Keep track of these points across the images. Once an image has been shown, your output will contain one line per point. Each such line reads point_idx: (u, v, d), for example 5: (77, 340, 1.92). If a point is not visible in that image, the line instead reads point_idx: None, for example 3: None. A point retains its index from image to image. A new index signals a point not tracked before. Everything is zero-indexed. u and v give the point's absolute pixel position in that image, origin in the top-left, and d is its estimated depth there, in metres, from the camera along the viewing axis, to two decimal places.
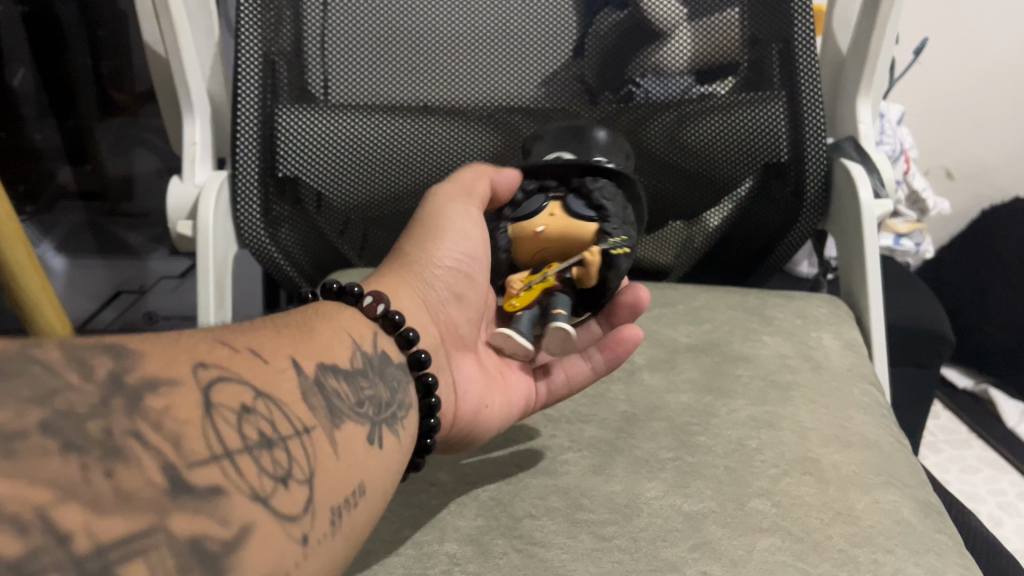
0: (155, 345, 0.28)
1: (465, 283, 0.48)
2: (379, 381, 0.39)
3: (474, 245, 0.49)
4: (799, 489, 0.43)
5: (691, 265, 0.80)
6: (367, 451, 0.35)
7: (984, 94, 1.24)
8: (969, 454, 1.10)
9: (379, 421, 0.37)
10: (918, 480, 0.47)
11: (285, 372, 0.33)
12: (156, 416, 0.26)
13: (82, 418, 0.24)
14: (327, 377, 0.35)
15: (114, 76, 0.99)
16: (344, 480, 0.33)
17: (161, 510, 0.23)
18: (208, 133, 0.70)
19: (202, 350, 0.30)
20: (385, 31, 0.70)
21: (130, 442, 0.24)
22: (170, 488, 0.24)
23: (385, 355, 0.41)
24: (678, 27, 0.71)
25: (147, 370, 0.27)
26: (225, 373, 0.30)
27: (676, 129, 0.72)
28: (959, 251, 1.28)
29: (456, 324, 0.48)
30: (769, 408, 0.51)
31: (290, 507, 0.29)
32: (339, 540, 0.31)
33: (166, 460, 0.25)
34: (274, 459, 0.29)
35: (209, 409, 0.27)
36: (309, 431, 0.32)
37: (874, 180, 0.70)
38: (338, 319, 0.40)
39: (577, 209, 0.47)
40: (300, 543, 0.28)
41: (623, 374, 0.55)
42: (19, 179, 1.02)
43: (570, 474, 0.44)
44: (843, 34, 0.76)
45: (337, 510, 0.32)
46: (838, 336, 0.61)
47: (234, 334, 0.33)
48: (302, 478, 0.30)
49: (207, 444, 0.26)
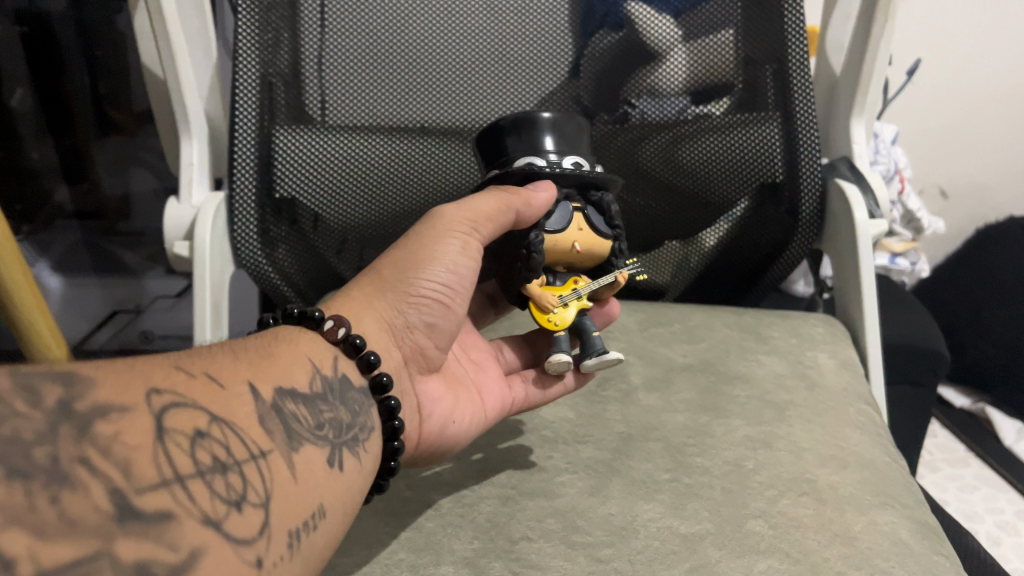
0: (110, 369, 0.29)
1: (441, 311, 0.47)
2: (339, 405, 0.40)
3: (459, 275, 0.47)
4: (796, 510, 0.43)
5: (684, 286, 0.80)
6: (325, 473, 0.36)
7: (977, 113, 1.25)
8: (967, 472, 1.10)
9: (338, 443, 0.38)
10: (914, 499, 0.47)
11: (242, 396, 0.33)
12: (106, 442, 0.26)
13: (28, 445, 0.24)
14: (286, 402, 0.36)
15: (112, 98, 1.00)
16: (301, 502, 0.34)
17: (107, 536, 0.24)
18: (205, 154, 0.70)
19: (158, 374, 0.30)
20: (382, 53, 0.70)
21: (77, 469, 0.24)
22: (117, 513, 0.25)
23: (346, 379, 0.42)
24: (674, 48, 0.72)
25: (99, 396, 0.27)
26: (180, 399, 0.30)
27: (671, 149, 0.73)
28: (955, 269, 1.28)
29: (424, 347, 0.48)
30: (765, 427, 0.51)
31: (243, 530, 0.29)
32: (294, 562, 0.32)
33: (114, 486, 0.25)
34: (228, 482, 0.29)
35: (161, 436, 0.28)
36: (265, 455, 0.32)
37: (869, 199, 0.70)
38: (299, 344, 0.40)
39: (603, 227, 0.48)
40: (254, 565, 0.29)
41: (619, 395, 0.55)
42: (17, 199, 1.02)
43: (567, 496, 0.44)
44: (836, 57, 0.77)
45: (293, 532, 0.32)
46: (834, 355, 0.61)
47: (190, 359, 0.33)
48: (257, 501, 0.31)
49: (157, 469, 0.27)
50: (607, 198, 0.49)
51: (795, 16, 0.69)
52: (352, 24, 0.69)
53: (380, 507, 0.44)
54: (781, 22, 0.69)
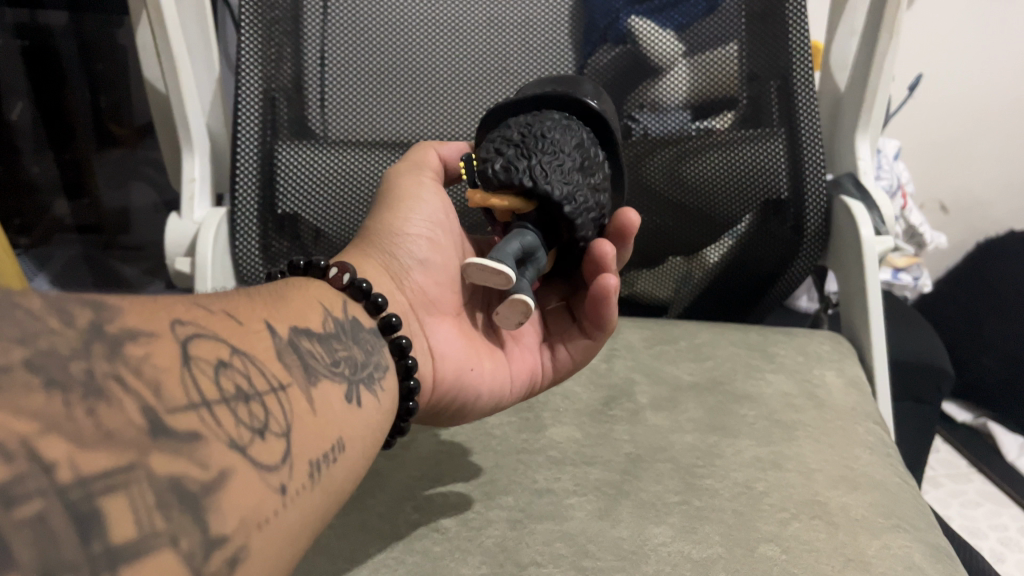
0: (136, 301, 0.29)
1: (430, 250, 0.49)
2: (353, 344, 0.41)
3: (437, 214, 0.49)
4: (809, 533, 0.43)
5: (688, 301, 0.79)
6: (342, 408, 0.36)
7: (977, 130, 1.25)
8: (970, 489, 1.09)
9: (356, 380, 0.39)
10: (927, 522, 0.46)
11: (260, 332, 0.34)
12: (137, 362, 0.26)
13: (64, 358, 0.24)
14: (301, 339, 0.36)
15: (113, 110, 1.00)
16: (323, 434, 0.34)
17: (142, 448, 0.24)
18: (207, 170, 0.69)
19: (179, 309, 0.31)
20: (385, 67, 0.70)
21: (112, 385, 0.25)
22: (149, 429, 0.25)
23: (356, 321, 0.42)
24: (676, 63, 0.72)
25: (127, 322, 0.27)
26: (201, 330, 0.30)
27: (675, 165, 0.73)
28: (955, 283, 1.28)
29: (425, 289, 0.48)
30: (774, 448, 0.51)
31: (267, 456, 0.29)
32: (317, 491, 0.32)
33: (146, 404, 0.25)
34: (251, 411, 0.30)
35: (187, 362, 0.28)
36: (285, 388, 0.33)
37: (874, 216, 0.69)
38: (309, 290, 0.41)
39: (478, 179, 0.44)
40: (279, 491, 0.29)
41: (627, 414, 0.54)
42: (15, 213, 1.00)
43: (576, 519, 0.44)
44: (841, 74, 0.77)
45: (315, 463, 0.33)
46: (841, 373, 0.61)
47: (208, 298, 0.34)
48: (280, 431, 0.31)
49: (185, 393, 0.27)
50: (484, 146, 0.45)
51: (799, 28, 0.69)
52: (354, 37, 0.69)
53: (387, 529, 0.43)
54: (785, 37, 0.69)
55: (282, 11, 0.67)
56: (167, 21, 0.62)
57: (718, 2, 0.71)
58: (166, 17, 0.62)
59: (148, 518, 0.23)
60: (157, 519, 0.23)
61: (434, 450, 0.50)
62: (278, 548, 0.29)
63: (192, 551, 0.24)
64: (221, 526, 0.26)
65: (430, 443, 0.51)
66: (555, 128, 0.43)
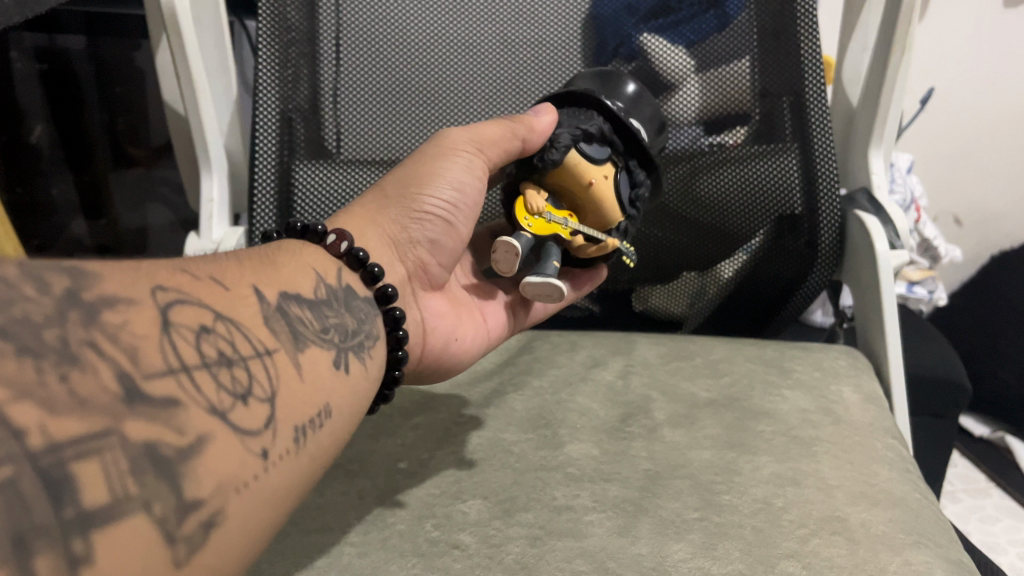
0: (117, 267, 0.29)
1: (443, 230, 0.52)
2: (344, 312, 0.42)
3: (463, 193, 0.51)
4: (829, 550, 0.43)
5: (705, 317, 0.79)
6: (332, 373, 0.38)
7: (988, 141, 1.25)
8: (988, 504, 1.08)
9: (345, 347, 0.40)
10: (948, 538, 0.46)
11: (247, 298, 0.35)
12: (114, 329, 0.27)
13: (38, 326, 0.24)
14: (290, 305, 0.37)
15: (131, 132, 1.02)
16: (309, 400, 0.35)
17: (115, 415, 0.25)
18: (225, 188, 0.70)
19: (162, 275, 0.31)
20: (399, 86, 0.70)
21: (86, 351, 0.25)
22: (124, 395, 0.26)
23: (350, 289, 0.44)
24: (687, 78, 0.72)
25: (106, 288, 0.28)
26: (184, 296, 0.31)
27: (689, 181, 0.73)
28: (971, 296, 1.28)
29: (426, 263, 0.53)
30: (792, 464, 0.51)
31: (249, 421, 0.30)
32: (301, 456, 0.33)
33: (122, 369, 0.26)
34: (234, 376, 0.31)
35: (167, 328, 0.29)
36: (271, 353, 0.34)
37: (890, 231, 0.69)
38: (303, 255, 0.43)
39: (623, 195, 0.49)
40: (260, 456, 0.30)
41: (644, 431, 0.54)
42: (32, 234, 1.00)
43: (596, 536, 0.44)
44: (852, 88, 0.77)
45: (300, 429, 0.34)
46: (858, 389, 0.60)
47: (195, 265, 0.34)
48: (264, 396, 0.32)
49: (164, 358, 0.28)
50: (636, 173, 0.50)
51: (812, 45, 0.69)
52: (368, 57, 0.70)
53: (407, 547, 0.43)
54: (797, 53, 0.70)
55: (298, 33, 0.68)
56: (187, 46, 0.63)
57: (729, 19, 0.71)
58: (186, 42, 0.63)
59: (120, 484, 0.24)
60: (130, 484, 0.24)
61: (450, 468, 0.50)
62: (259, 508, 0.30)
63: (164, 516, 0.25)
64: (197, 491, 0.27)
65: (449, 460, 0.51)
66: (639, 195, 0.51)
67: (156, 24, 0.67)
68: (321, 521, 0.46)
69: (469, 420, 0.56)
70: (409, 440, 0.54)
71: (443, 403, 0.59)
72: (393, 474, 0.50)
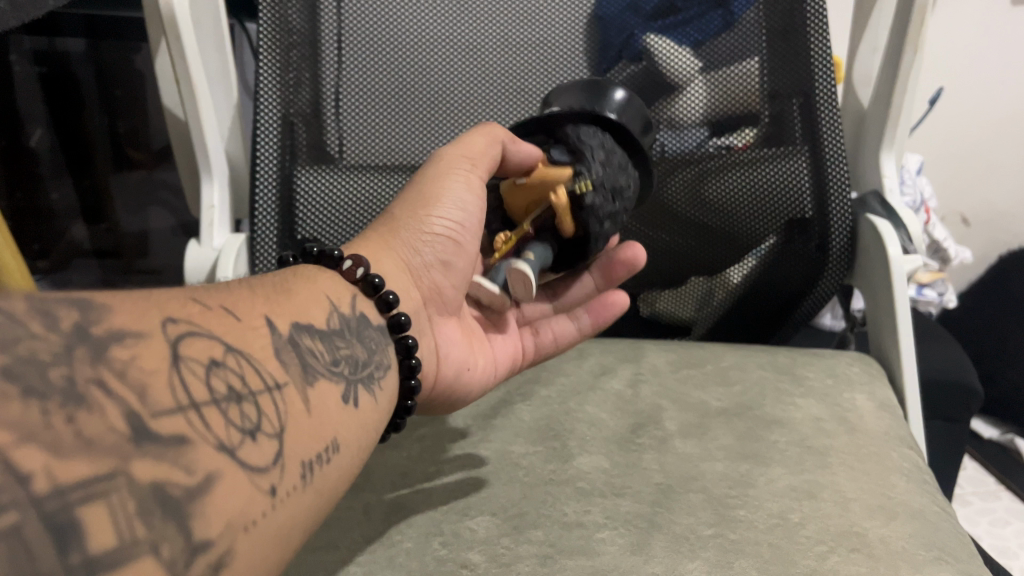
0: (125, 299, 0.28)
1: (454, 251, 0.51)
2: (356, 343, 0.41)
3: (467, 212, 0.51)
4: (849, 567, 0.42)
5: (710, 324, 0.77)
6: (340, 408, 0.36)
7: (995, 140, 1.24)
8: (999, 506, 1.07)
9: (355, 380, 0.39)
10: (969, 553, 0.45)
11: (258, 329, 0.34)
12: (122, 365, 0.26)
13: (45, 364, 0.23)
14: (302, 337, 0.36)
15: (131, 137, 1.01)
16: (317, 435, 0.34)
17: (124, 455, 0.24)
18: (225, 197, 0.69)
19: (173, 305, 0.30)
20: (403, 90, 0.69)
21: (93, 390, 0.24)
22: (133, 435, 0.24)
23: (365, 317, 0.43)
24: (692, 79, 0.71)
25: (114, 322, 0.27)
26: (195, 328, 0.30)
27: (697, 184, 0.72)
28: (981, 298, 1.27)
29: (441, 287, 0.51)
30: (808, 476, 0.49)
31: (257, 459, 0.29)
32: (308, 492, 0.32)
33: (129, 408, 0.25)
34: (243, 412, 0.29)
35: (177, 363, 0.28)
36: (280, 388, 0.33)
37: (902, 235, 0.67)
38: (318, 283, 0.41)
39: (552, 156, 0.49)
40: (267, 493, 0.29)
41: (655, 443, 0.53)
42: (34, 238, 0.99)
43: (608, 554, 0.43)
44: (863, 90, 0.76)
45: (307, 465, 0.32)
46: (872, 397, 0.59)
47: (207, 293, 0.33)
48: (272, 432, 0.31)
49: (173, 396, 0.27)
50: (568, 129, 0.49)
51: (821, 45, 0.68)
52: (370, 60, 0.68)
53: (414, 566, 0.42)
54: (807, 53, 0.68)
55: (299, 37, 0.67)
56: (186, 52, 0.62)
57: (735, 18, 0.70)
58: (185, 49, 0.62)
59: (128, 528, 0.23)
60: (137, 527, 0.23)
61: (458, 483, 0.49)
62: (266, 551, 0.29)
63: (173, 559, 0.24)
64: (206, 532, 0.25)
65: (456, 474, 0.50)
66: (616, 162, 0.49)
67: (154, 29, 0.66)
68: (325, 539, 0.45)
69: (475, 433, 0.55)
70: (415, 453, 0.53)
71: (450, 415, 0.57)
72: (399, 489, 0.49)
